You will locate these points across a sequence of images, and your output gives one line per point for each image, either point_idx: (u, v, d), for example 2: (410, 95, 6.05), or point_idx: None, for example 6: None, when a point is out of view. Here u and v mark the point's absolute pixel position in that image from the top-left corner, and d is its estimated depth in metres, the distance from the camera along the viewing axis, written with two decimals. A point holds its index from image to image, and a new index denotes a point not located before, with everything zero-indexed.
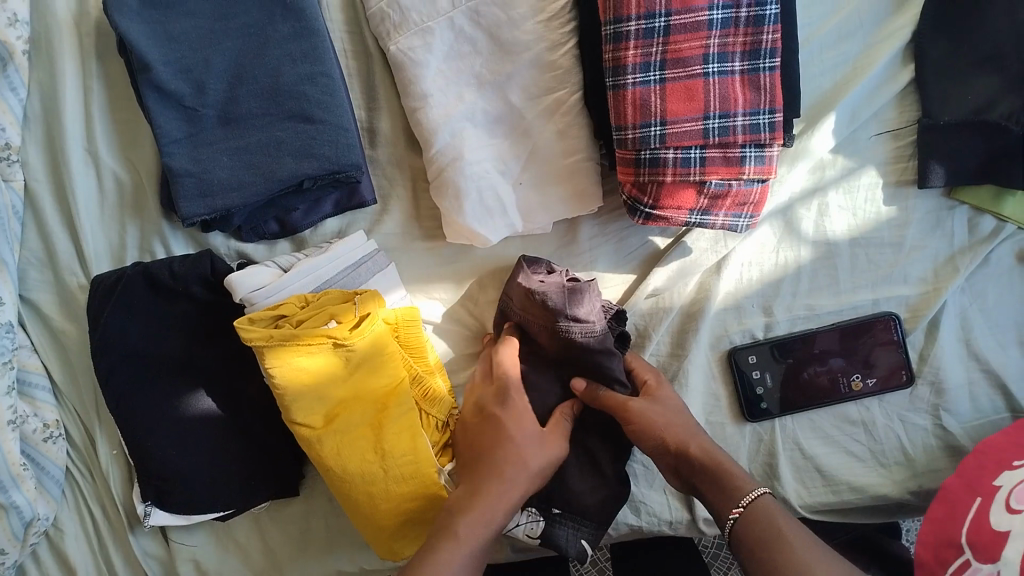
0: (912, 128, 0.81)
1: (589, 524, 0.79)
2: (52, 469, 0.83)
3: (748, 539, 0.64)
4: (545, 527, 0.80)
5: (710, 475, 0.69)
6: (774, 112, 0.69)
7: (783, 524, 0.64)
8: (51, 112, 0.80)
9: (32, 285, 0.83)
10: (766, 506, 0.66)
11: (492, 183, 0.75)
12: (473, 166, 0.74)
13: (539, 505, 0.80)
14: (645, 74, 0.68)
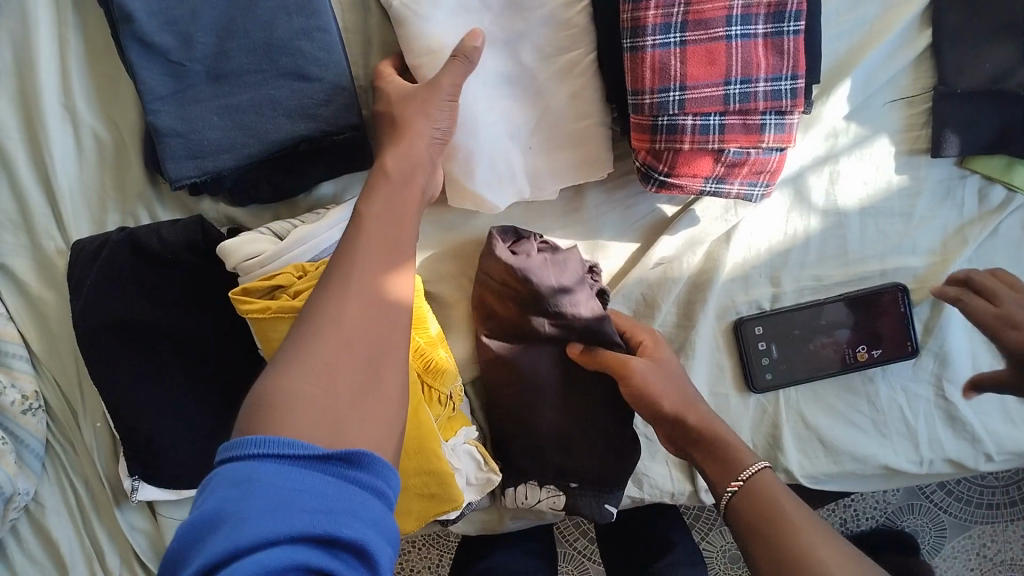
0: (926, 96, 0.78)
1: (611, 491, 0.80)
2: (33, 442, 0.79)
3: (744, 514, 0.59)
4: (566, 500, 0.81)
5: (711, 453, 0.65)
6: (796, 77, 0.67)
7: (781, 500, 0.58)
8: (23, 64, 0.75)
9: (5, 249, 0.78)
10: (766, 478, 0.60)
11: (503, 151, 0.72)
12: (488, 129, 0.70)
13: (556, 482, 0.81)
14: (665, 35, 0.65)
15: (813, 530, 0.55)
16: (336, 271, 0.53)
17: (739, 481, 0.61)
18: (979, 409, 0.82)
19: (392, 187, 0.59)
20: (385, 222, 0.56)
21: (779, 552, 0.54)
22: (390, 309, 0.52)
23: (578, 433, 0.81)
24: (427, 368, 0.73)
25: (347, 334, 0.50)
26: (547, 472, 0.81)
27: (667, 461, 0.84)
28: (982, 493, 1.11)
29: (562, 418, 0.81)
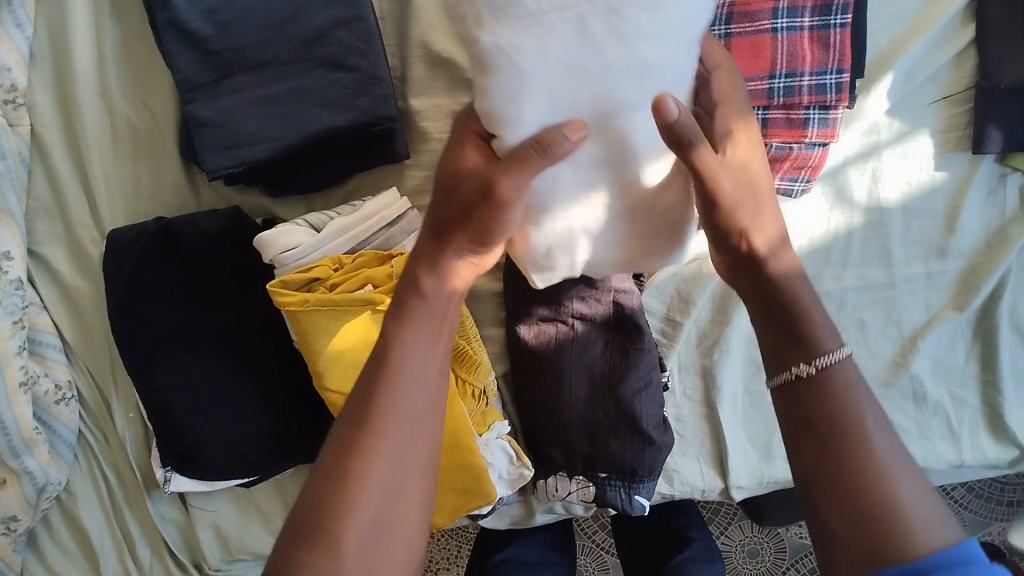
0: (968, 93, 0.77)
1: (643, 482, 0.77)
2: (65, 432, 0.79)
3: (810, 408, 0.48)
4: (596, 491, 0.78)
5: (789, 327, 0.51)
6: (842, 71, 0.65)
7: (857, 400, 0.47)
8: (60, 52, 0.75)
9: (40, 238, 0.78)
10: (845, 374, 0.48)
11: (572, 238, 0.56)
12: (557, 216, 0.54)
13: (584, 472, 0.78)
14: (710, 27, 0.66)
15: (878, 434, 0.46)
16: (375, 389, 0.48)
17: (812, 367, 0.49)
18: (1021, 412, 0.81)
19: (428, 301, 0.52)
20: (423, 332, 0.51)
21: (835, 454, 0.46)
22: (422, 434, 0.49)
23: (604, 422, 0.76)
24: (462, 363, 0.73)
25: (376, 467, 0.47)
26: (576, 463, 0.78)
27: (699, 458, 0.83)
28: (1002, 491, 1.10)
29: (588, 402, 0.76)
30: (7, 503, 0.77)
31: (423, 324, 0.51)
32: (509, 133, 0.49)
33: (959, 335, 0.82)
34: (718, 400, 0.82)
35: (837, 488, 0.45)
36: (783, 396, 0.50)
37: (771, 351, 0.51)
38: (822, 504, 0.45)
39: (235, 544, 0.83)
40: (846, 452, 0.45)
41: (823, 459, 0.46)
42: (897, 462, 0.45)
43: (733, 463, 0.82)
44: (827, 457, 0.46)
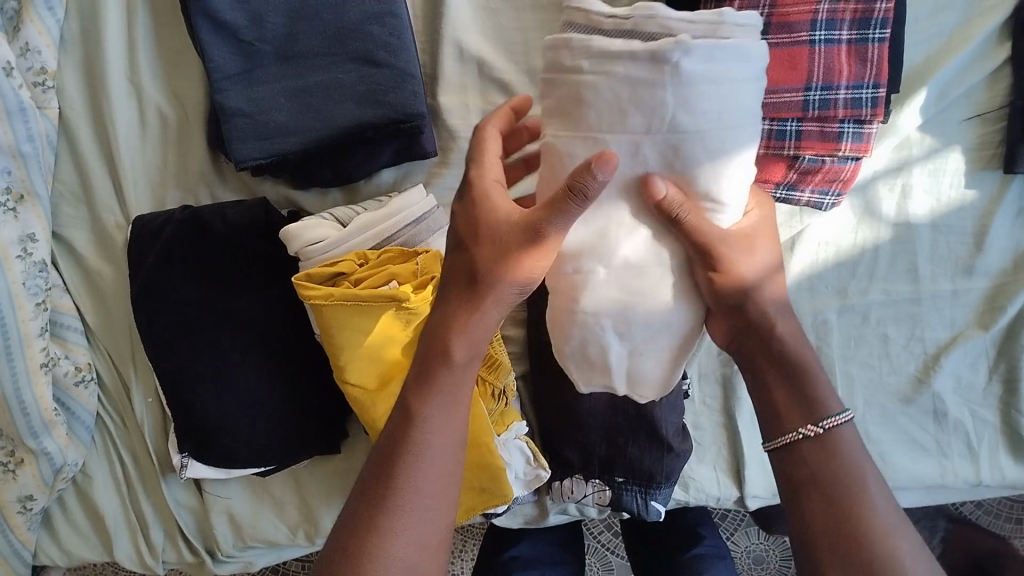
0: (1002, 112, 0.76)
1: (660, 488, 0.76)
2: (83, 414, 0.80)
3: (814, 466, 0.53)
4: (612, 494, 0.78)
5: (791, 386, 0.56)
6: (878, 87, 0.65)
7: (856, 457, 0.53)
8: (91, 37, 0.74)
9: (65, 221, 0.78)
10: (848, 436, 0.54)
11: (598, 341, 0.53)
12: (590, 316, 0.52)
13: (600, 475, 0.78)
14: None
15: (879, 494, 0.51)
16: (396, 467, 0.50)
17: (818, 429, 0.54)
18: None
19: (457, 372, 0.53)
20: (443, 411, 0.52)
21: (839, 510, 0.51)
22: (439, 512, 0.50)
23: (624, 427, 0.75)
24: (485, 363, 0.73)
25: (394, 543, 0.48)
26: (593, 466, 0.78)
27: (715, 466, 0.83)
28: None
29: (608, 406, 0.75)
30: (24, 482, 0.77)
31: (445, 397, 0.53)
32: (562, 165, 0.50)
33: (983, 355, 0.81)
34: (736, 410, 0.82)
35: (840, 530, 0.50)
36: (784, 456, 0.54)
37: (772, 412, 0.56)
38: (824, 546, 0.50)
39: (248, 531, 0.84)
40: (852, 507, 0.50)
41: (828, 512, 0.51)
42: (894, 515, 0.51)
43: (749, 472, 0.82)
44: (831, 511, 0.51)
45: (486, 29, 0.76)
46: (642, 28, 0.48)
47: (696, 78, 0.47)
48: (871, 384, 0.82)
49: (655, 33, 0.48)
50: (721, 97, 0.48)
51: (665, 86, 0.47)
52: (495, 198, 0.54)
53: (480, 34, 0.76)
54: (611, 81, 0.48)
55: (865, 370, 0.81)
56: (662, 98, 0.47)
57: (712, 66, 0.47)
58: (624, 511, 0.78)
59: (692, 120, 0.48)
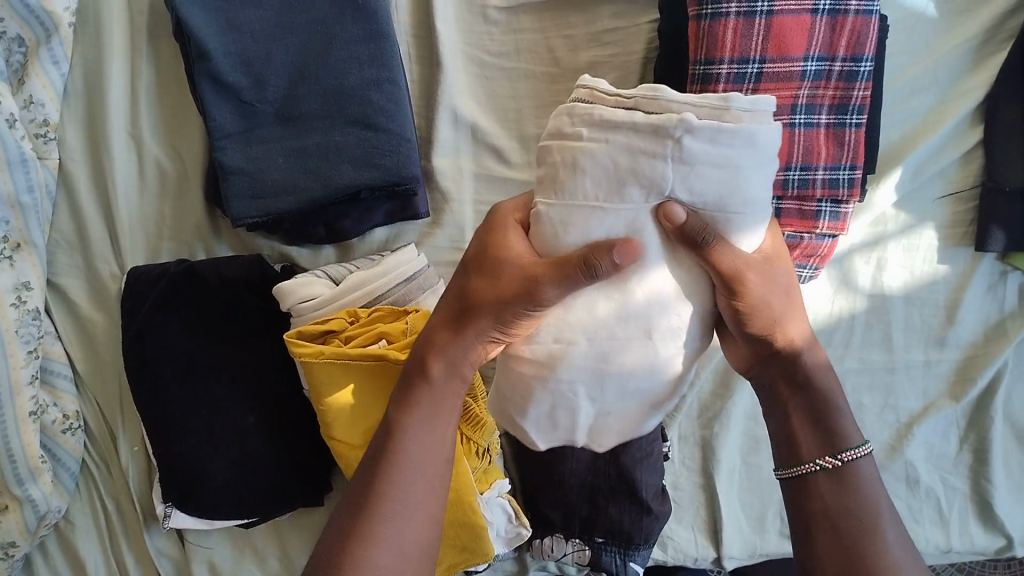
0: (974, 192, 0.80)
1: (638, 550, 0.78)
2: (69, 460, 0.80)
3: (830, 500, 0.54)
4: (592, 554, 0.79)
5: (811, 414, 0.57)
6: (855, 168, 0.68)
7: (871, 489, 0.54)
8: (96, 92, 0.76)
9: (60, 269, 0.79)
10: (865, 469, 0.54)
11: (570, 404, 0.56)
12: (562, 381, 0.55)
13: (581, 534, 0.79)
14: None
15: (892, 528, 0.53)
16: (376, 478, 0.52)
17: (836, 461, 0.54)
18: (1009, 502, 0.83)
19: (436, 388, 0.55)
20: (423, 424, 0.54)
21: (851, 547, 0.52)
22: (421, 522, 0.51)
23: (604, 487, 0.76)
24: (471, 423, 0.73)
25: (377, 549, 0.49)
26: (573, 526, 0.79)
27: (693, 526, 0.84)
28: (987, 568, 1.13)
29: (590, 467, 0.75)
30: (7, 528, 0.77)
31: (425, 412, 0.54)
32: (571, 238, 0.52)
33: (953, 425, 0.83)
34: (716, 473, 0.84)
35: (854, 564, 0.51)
36: (799, 485, 0.55)
37: (789, 440, 0.57)
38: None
39: None
40: (866, 542, 0.52)
41: (844, 548, 0.52)
42: (905, 548, 0.52)
43: (726, 533, 0.84)
44: (847, 547, 0.52)
45: (480, 96, 0.79)
46: (644, 106, 0.50)
47: (698, 156, 0.49)
48: None
49: (658, 112, 0.50)
50: (725, 181, 0.50)
51: (665, 158, 0.50)
52: (515, 241, 0.54)
53: (474, 101, 0.79)
54: (609, 148, 0.50)
55: None
56: (662, 171, 0.50)
57: (716, 148, 0.49)
58: (602, 572, 0.79)
59: (694, 194, 0.50)
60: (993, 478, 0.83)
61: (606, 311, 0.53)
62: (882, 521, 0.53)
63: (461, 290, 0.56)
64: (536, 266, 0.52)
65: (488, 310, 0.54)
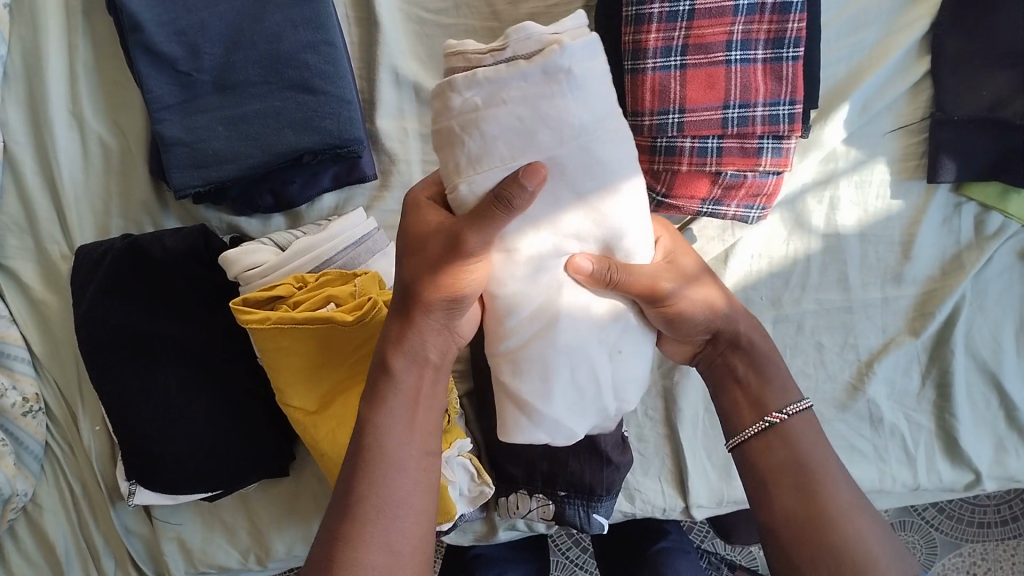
0: (924, 123, 0.79)
1: (601, 500, 0.77)
2: (32, 444, 0.80)
3: (781, 455, 0.56)
4: (556, 508, 0.78)
5: (754, 377, 0.60)
6: (794, 103, 0.67)
7: (817, 439, 0.56)
8: (34, 71, 0.76)
9: (9, 253, 0.79)
10: (807, 421, 0.57)
11: (587, 357, 0.55)
12: (570, 333, 0.54)
13: (544, 489, 0.78)
14: (665, 58, 0.66)
15: (839, 474, 0.54)
16: (363, 474, 0.52)
17: (782, 416, 0.57)
18: (973, 435, 0.83)
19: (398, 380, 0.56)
20: (397, 420, 0.55)
21: (806, 496, 0.53)
22: (411, 518, 0.52)
23: (565, 441, 0.76)
24: None
25: (371, 545, 0.50)
26: (536, 482, 0.78)
27: (660, 477, 0.84)
28: (973, 512, 1.14)
29: None
30: None
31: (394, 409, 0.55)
32: (468, 191, 0.51)
33: (915, 361, 0.83)
34: (679, 421, 0.84)
35: (805, 511, 0.53)
36: (752, 445, 0.57)
37: (740, 405, 0.59)
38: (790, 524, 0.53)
39: (199, 557, 0.84)
40: (813, 485, 0.53)
41: (797, 496, 0.53)
42: (854, 489, 0.54)
43: (692, 481, 0.84)
44: (800, 497, 0.53)
45: (421, 56, 0.78)
46: (520, 48, 0.50)
47: (585, 77, 0.50)
48: (809, 392, 0.83)
49: (536, 50, 0.50)
50: (606, 80, 0.52)
51: (560, 91, 0.50)
52: (427, 210, 0.56)
53: (416, 61, 0.78)
54: (508, 107, 0.50)
55: (802, 379, 0.83)
56: (563, 105, 0.50)
57: (591, 59, 0.50)
58: (567, 526, 0.78)
59: (589, 114, 0.51)
60: (957, 412, 0.83)
61: (570, 243, 0.54)
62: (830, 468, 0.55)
63: (403, 277, 0.57)
64: (452, 222, 0.53)
65: (435, 289, 0.54)
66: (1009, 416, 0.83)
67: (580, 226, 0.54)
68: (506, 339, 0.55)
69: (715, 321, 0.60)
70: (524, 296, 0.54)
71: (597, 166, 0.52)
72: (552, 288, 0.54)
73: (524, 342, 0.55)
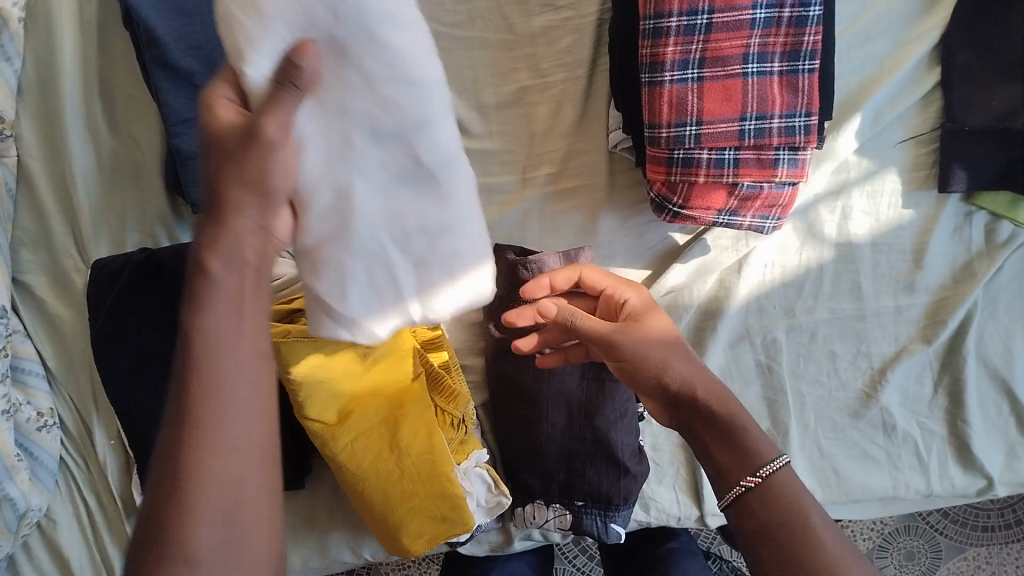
0: (935, 134, 0.80)
1: (619, 511, 0.77)
2: (46, 458, 0.80)
3: (762, 518, 0.54)
4: (573, 519, 0.79)
5: (724, 439, 0.58)
6: (810, 114, 0.68)
7: (801, 496, 0.54)
8: (49, 85, 0.76)
9: (24, 267, 0.79)
10: (787, 477, 0.55)
11: (388, 264, 0.51)
12: (365, 238, 0.49)
13: (561, 499, 0.79)
14: (682, 71, 0.67)
15: (826, 529, 0.52)
16: (187, 441, 0.41)
17: (756, 478, 0.55)
18: (985, 442, 0.84)
19: None
20: None
21: (791, 561, 0.51)
22: (245, 487, 0.42)
23: (581, 451, 0.77)
24: (443, 394, 0.75)
25: (218, 447, 0.41)
26: (552, 492, 0.79)
27: (675, 485, 0.85)
28: (977, 516, 1.15)
29: (565, 430, 0.77)
30: None
31: None
32: (254, 74, 0.43)
33: (927, 369, 0.84)
34: None
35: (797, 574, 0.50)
36: (736, 509, 0.55)
37: (718, 470, 0.57)
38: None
39: None
40: (799, 551, 0.51)
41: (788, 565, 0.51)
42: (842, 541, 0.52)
43: (708, 491, 0.84)
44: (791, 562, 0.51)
45: None
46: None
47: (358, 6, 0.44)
48: (822, 400, 0.84)
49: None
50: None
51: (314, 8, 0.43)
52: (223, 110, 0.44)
53: None
54: None
55: (815, 387, 0.83)
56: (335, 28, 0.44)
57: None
58: (584, 536, 0.79)
59: (376, 13, 0.45)
60: (969, 419, 0.83)
61: (364, 140, 0.48)
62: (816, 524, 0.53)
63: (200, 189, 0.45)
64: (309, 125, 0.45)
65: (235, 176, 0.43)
66: (1020, 422, 0.84)
67: (384, 175, 0.49)
68: (298, 237, 0.49)
69: (665, 378, 0.62)
70: (320, 184, 0.47)
71: (447, 160, 0.49)
72: (346, 176, 0.48)
73: (320, 243, 0.49)
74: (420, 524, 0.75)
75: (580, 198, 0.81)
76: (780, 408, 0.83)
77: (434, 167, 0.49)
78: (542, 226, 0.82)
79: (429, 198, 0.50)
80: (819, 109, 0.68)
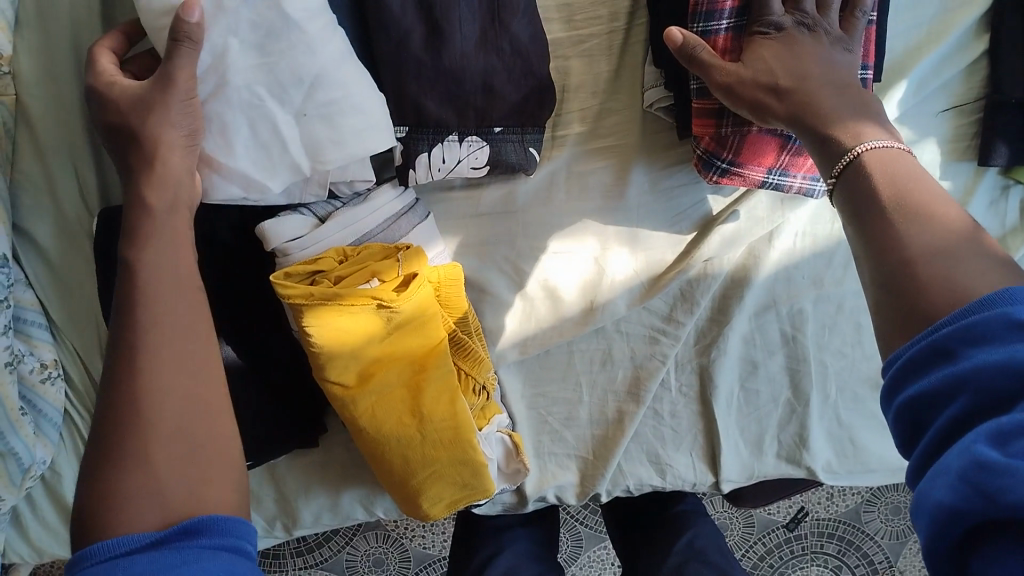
0: (978, 104, 0.77)
1: (535, 130, 0.71)
2: (50, 411, 0.77)
3: (871, 197, 0.50)
4: (489, 154, 0.70)
5: (864, 193, 0.50)
6: (867, 68, 0.66)
7: (820, 48, 0.60)
8: (49, 19, 0.69)
9: (25, 213, 0.74)
10: (889, 162, 0.51)
11: (267, 113, 0.60)
12: None
13: (476, 130, 0.69)
14: (740, 20, 0.63)
15: (919, 215, 0.46)
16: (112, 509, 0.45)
17: (851, 156, 0.53)
18: None
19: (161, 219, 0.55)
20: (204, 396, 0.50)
21: (889, 234, 0.47)
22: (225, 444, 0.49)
23: None
24: (464, 358, 0.74)
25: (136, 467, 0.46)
26: (408, 118, 0.67)
27: (692, 452, 0.84)
28: None
29: None
30: None
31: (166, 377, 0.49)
32: None
33: None
34: (714, 398, 0.83)
35: (908, 318, 0.43)
36: (849, 193, 0.52)
37: (845, 172, 0.53)
38: (899, 348, 0.43)
39: None
40: (893, 241, 0.46)
41: (885, 239, 0.47)
42: (945, 243, 0.44)
43: (724, 460, 0.84)
44: (889, 246, 0.46)
45: None
46: None
47: None
48: (844, 370, 0.84)
49: None
50: None
51: None
52: None
53: None
54: None
55: (838, 358, 0.83)
56: None
57: None
58: (502, 166, 0.71)
59: None
60: None
61: None
62: (914, 207, 0.47)
63: None
64: None
65: None
66: None
67: (252, 34, 0.59)
68: None
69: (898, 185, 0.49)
70: None
71: (309, 12, 0.59)
72: None
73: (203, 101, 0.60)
74: (434, 484, 0.74)
75: (610, 156, 0.77)
76: (803, 378, 0.83)
77: (288, 24, 0.59)
78: (569, 188, 0.78)
79: (303, 44, 0.59)
80: (873, 62, 0.67)
